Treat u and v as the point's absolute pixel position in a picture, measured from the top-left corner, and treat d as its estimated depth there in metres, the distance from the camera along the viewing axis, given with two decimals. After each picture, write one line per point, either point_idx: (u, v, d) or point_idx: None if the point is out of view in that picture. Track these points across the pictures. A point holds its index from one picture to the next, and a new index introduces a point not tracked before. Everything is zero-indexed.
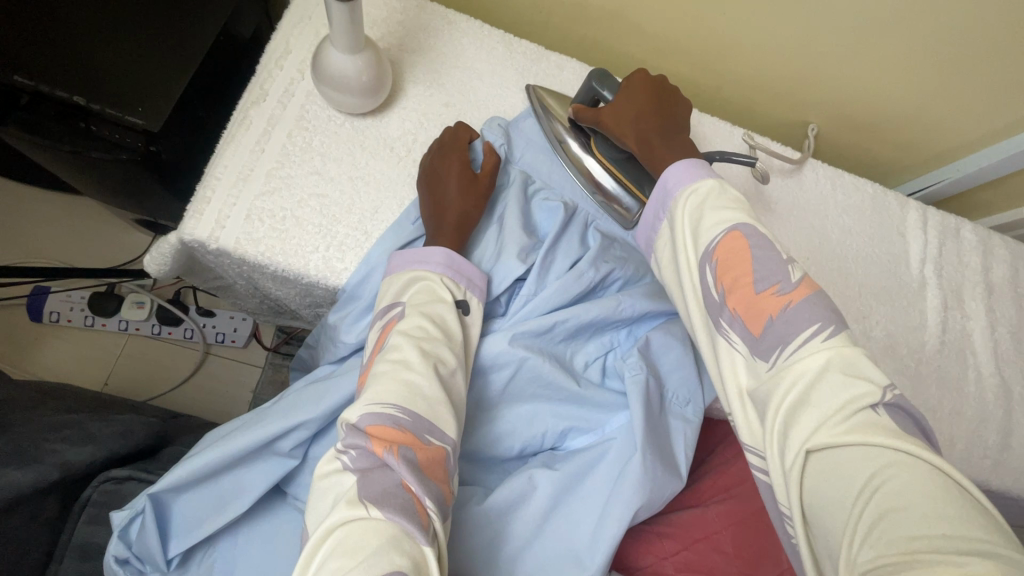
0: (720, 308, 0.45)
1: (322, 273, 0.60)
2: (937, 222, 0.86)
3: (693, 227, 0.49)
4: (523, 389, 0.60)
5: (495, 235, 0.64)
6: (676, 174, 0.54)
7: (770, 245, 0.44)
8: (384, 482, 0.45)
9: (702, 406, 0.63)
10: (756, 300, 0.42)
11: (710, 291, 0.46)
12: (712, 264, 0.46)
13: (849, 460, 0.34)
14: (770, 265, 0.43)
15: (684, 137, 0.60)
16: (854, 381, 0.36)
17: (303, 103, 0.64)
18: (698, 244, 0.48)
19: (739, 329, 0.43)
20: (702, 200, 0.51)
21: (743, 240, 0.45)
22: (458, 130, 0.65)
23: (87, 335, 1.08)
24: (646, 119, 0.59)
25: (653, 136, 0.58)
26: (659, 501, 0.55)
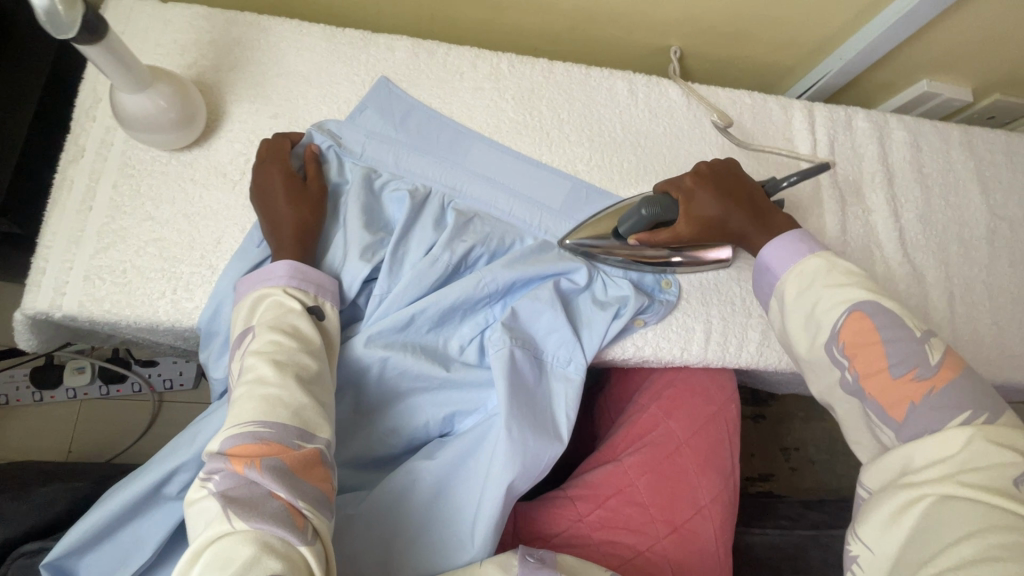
0: (857, 390, 0.51)
1: (174, 316, 0.60)
2: (825, 118, 0.82)
3: (807, 308, 0.55)
4: (398, 384, 0.60)
5: (342, 239, 0.63)
6: (780, 256, 0.59)
7: (901, 327, 0.50)
8: (250, 496, 0.43)
9: (585, 363, 0.63)
10: (895, 388, 0.49)
11: (846, 372, 0.52)
12: (842, 345, 0.52)
13: (969, 512, 0.40)
14: (905, 352, 0.49)
15: (767, 206, 0.63)
16: (1004, 451, 0.43)
17: (123, 149, 0.63)
18: (816, 321, 0.54)
19: (880, 412, 0.49)
20: (812, 279, 0.55)
21: (869, 323, 0.51)
22: (275, 143, 0.64)
23: (41, 409, 1.11)
24: (728, 216, 0.62)
25: (747, 230, 0.62)
26: (535, 469, 0.56)
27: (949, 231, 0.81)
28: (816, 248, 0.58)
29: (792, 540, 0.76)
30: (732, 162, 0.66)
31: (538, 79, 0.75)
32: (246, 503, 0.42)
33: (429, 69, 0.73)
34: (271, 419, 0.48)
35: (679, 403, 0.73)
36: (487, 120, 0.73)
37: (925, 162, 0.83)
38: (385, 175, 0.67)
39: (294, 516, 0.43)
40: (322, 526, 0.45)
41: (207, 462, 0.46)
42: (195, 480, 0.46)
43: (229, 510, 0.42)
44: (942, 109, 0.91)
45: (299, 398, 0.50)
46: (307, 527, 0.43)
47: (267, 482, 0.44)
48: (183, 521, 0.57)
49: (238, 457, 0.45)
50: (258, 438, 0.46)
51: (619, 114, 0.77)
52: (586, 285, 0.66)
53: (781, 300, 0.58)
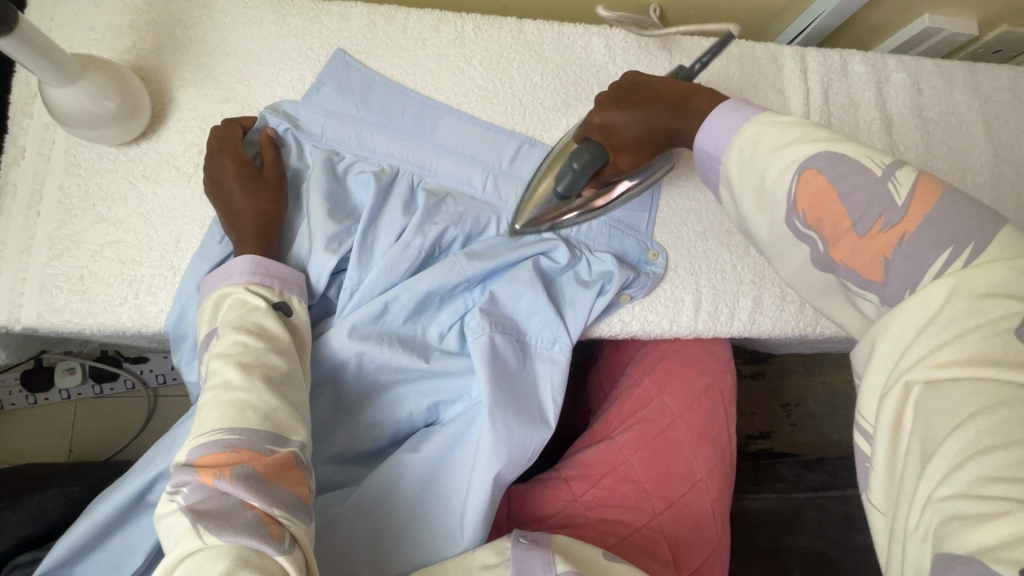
0: (828, 263, 0.43)
1: (139, 322, 0.57)
2: (818, 64, 0.76)
3: (757, 183, 0.45)
4: (377, 379, 0.58)
5: (307, 229, 0.60)
6: (714, 133, 0.49)
7: (861, 172, 0.41)
8: (222, 507, 0.40)
9: (570, 344, 0.61)
10: (864, 245, 0.40)
11: (814, 242, 0.43)
12: (801, 215, 0.43)
13: (955, 396, 0.32)
14: (870, 197, 0.40)
15: (684, 94, 0.55)
16: (987, 302, 0.34)
17: (66, 147, 0.59)
18: (770, 195, 0.44)
19: (854, 277, 0.41)
20: (753, 149, 0.46)
21: (825, 181, 0.42)
22: (226, 129, 0.60)
23: (35, 412, 1.10)
24: (649, 128, 0.56)
25: (669, 127, 0.55)
26: (523, 457, 0.55)
27: (953, 178, 0.76)
28: (747, 110, 0.48)
29: (789, 503, 0.77)
30: (632, 74, 0.59)
31: (506, 40, 0.70)
32: (216, 514, 0.40)
33: (388, 37, 0.68)
34: (240, 425, 0.45)
35: (671, 376, 0.71)
36: (455, 90, 0.68)
37: (926, 105, 0.78)
38: (349, 157, 0.63)
39: (269, 526, 0.41)
40: (301, 533, 0.43)
41: (175, 473, 0.43)
42: (164, 494, 0.43)
43: (199, 522, 0.39)
44: (945, 46, 0.85)
45: (268, 402, 0.47)
46: (283, 534, 0.41)
47: (239, 492, 0.41)
48: (157, 545, 0.56)
49: (208, 467, 0.42)
50: (228, 447, 0.43)
51: (595, 73, 0.72)
52: (568, 263, 0.63)
53: (728, 185, 0.49)
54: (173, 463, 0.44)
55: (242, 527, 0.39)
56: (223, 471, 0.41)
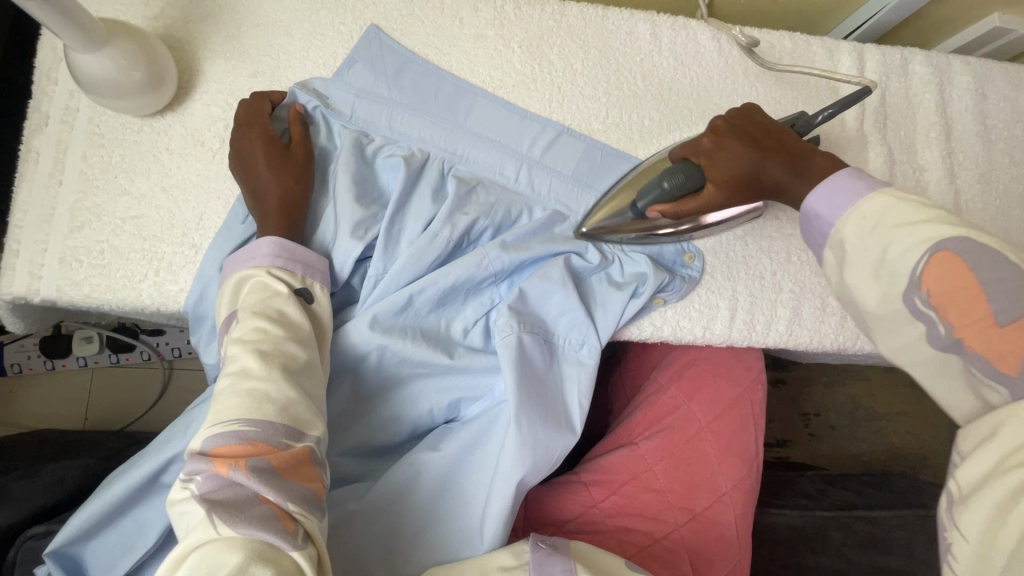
0: (949, 347, 0.39)
1: (158, 300, 0.56)
2: (876, 63, 0.72)
3: (875, 255, 0.43)
4: (398, 372, 0.56)
5: (332, 212, 0.58)
6: (831, 199, 0.47)
7: (1006, 263, 0.38)
8: (236, 499, 0.39)
9: (600, 347, 0.58)
10: (1002, 338, 0.37)
11: (934, 325, 0.40)
12: (925, 295, 0.40)
13: None
14: (1017, 289, 0.37)
15: (806, 149, 0.52)
16: None
17: (90, 116, 0.57)
18: (888, 269, 0.42)
19: (982, 366, 0.38)
20: (875, 220, 0.44)
21: (962, 264, 0.39)
22: (254, 104, 0.58)
23: (54, 378, 1.11)
24: (757, 170, 0.53)
25: (782, 180, 0.52)
26: (547, 463, 0.53)
27: (1014, 191, 0.71)
28: (867, 183, 0.46)
29: (812, 520, 0.74)
30: (749, 106, 0.56)
31: (547, 24, 0.67)
32: (232, 506, 0.38)
33: (424, 15, 0.65)
34: (256, 416, 0.43)
35: (700, 384, 0.68)
36: (490, 73, 0.65)
37: (990, 111, 0.73)
38: (379, 139, 0.61)
39: (283, 521, 0.39)
40: (315, 529, 0.41)
41: (189, 462, 0.41)
42: (178, 479, 0.41)
43: (215, 513, 0.38)
44: (1013, 48, 0.80)
45: (287, 394, 0.45)
46: (298, 529, 0.39)
47: (254, 484, 0.39)
48: (168, 529, 0.56)
49: (224, 457, 0.41)
50: (243, 439, 0.42)
51: (639, 62, 0.68)
52: (601, 263, 0.61)
53: (840, 250, 0.46)
54: (188, 451, 0.43)
55: (258, 521, 0.38)
56: (238, 462, 0.39)
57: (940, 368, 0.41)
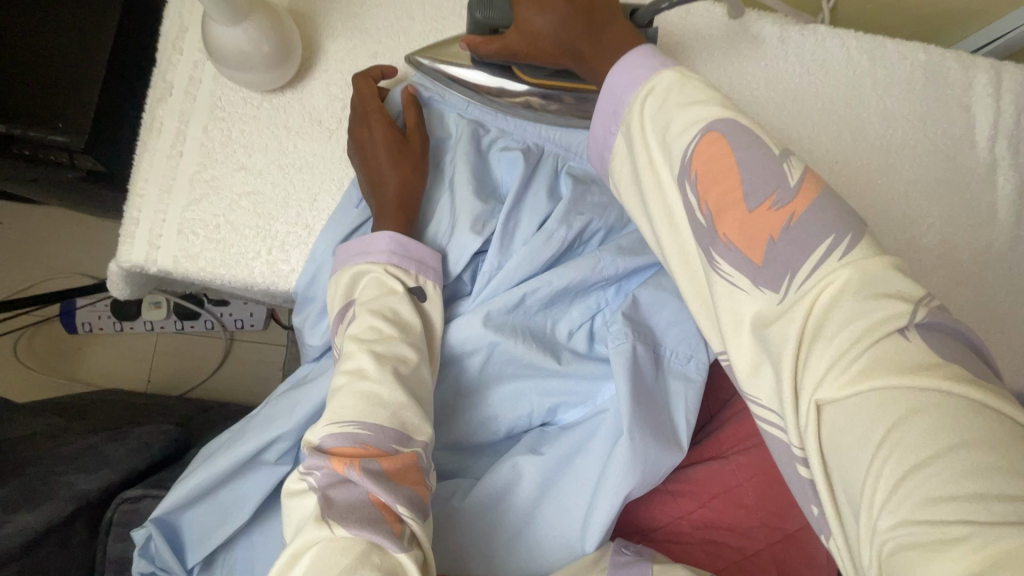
0: (707, 235, 0.34)
1: (270, 279, 0.56)
2: (1015, 81, 0.67)
3: (659, 131, 0.37)
4: (503, 370, 0.55)
5: (448, 204, 0.57)
6: (624, 70, 0.40)
7: (760, 144, 0.33)
8: (350, 500, 0.39)
9: (708, 362, 0.56)
10: (749, 221, 0.32)
11: (693, 213, 0.35)
12: (693, 179, 0.35)
13: (866, 412, 0.27)
14: (766, 168, 0.33)
15: (613, 14, 0.44)
16: (882, 299, 0.29)
17: (213, 88, 0.57)
18: (667, 155, 0.36)
19: (733, 257, 0.33)
20: (664, 96, 0.37)
21: (725, 143, 0.34)
22: (364, 85, 0.55)
23: (120, 339, 1.13)
24: (559, 24, 0.43)
25: (580, 44, 0.43)
26: (655, 479, 0.51)
27: None
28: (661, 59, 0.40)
29: None
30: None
31: None
32: (347, 503, 0.39)
33: None
34: (371, 420, 0.43)
35: None
36: None
37: None
38: (495, 130, 0.59)
39: (394, 525, 0.39)
40: (421, 531, 0.41)
41: (307, 456, 0.42)
42: (296, 470, 0.42)
43: (331, 510, 0.38)
44: None
45: (400, 398, 0.44)
46: (405, 531, 0.39)
47: (367, 487, 0.39)
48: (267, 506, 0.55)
49: (339, 456, 0.41)
50: (356, 441, 0.42)
51: (762, 67, 0.67)
52: None
53: (629, 132, 0.39)
54: (305, 444, 0.43)
55: (370, 523, 0.38)
56: (354, 463, 0.39)
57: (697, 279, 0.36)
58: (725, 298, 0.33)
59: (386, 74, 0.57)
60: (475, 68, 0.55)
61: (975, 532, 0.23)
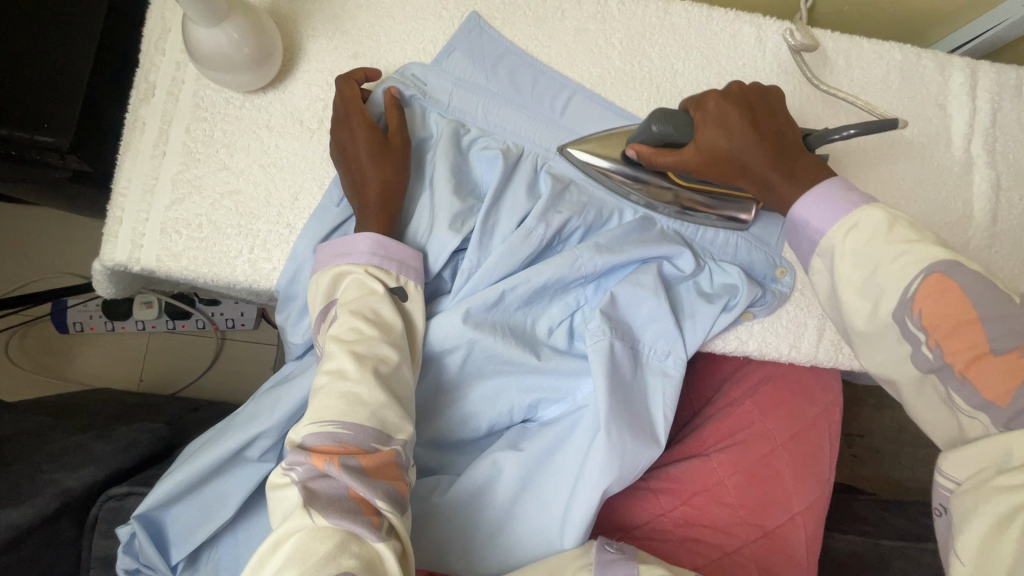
0: (934, 368, 0.41)
1: (251, 277, 0.56)
2: (990, 81, 0.68)
3: (867, 270, 0.43)
4: (482, 367, 0.56)
5: (429, 203, 0.57)
6: (816, 205, 0.47)
7: (999, 295, 0.39)
8: (329, 493, 0.40)
9: (685, 358, 0.57)
10: (990, 366, 0.39)
11: (920, 346, 0.42)
12: (916, 315, 0.41)
13: None
14: (1013, 323, 0.39)
15: (801, 151, 0.51)
16: None
17: (195, 88, 0.57)
18: (876, 285, 0.43)
19: (970, 392, 0.40)
20: (871, 233, 0.44)
21: (956, 289, 0.40)
22: (345, 88, 0.55)
23: (112, 338, 1.14)
24: (739, 153, 0.50)
25: (770, 175, 0.50)
26: (632, 473, 0.52)
27: None
28: (853, 196, 0.46)
29: (875, 549, 0.72)
30: (772, 89, 0.53)
31: (651, 21, 0.65)
32: (326, 496, 0.40)
33: (526, 5, 0.63)
34: (351, 420, 0.43)
35: (777, 402, 0.67)
36: (588, 69, 0.63)
37: None
38: (475, 130, 0.60)
39: (371, 517, 0.40)
40: (400, 524, 0.42)
41: (290, 451, 0.43)
42: (278, 467, 0.43)
43: (310, 502, 0.39)
44: None
45: (378, 397, 0.45)
46: (383, 523, 0.40)
47: (346, 481, 0.40)
48: (246, 497, 0.56)
49: (319, 452, 0.42)
50: (336, 439, 0.42)
51: (742, 66, 0.66)
52: (692, 273, 0.59)
53: (829, 259, 0.46)
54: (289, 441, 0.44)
55: (348, 514, 0.39)
56: (332, 459, 0.40)
57: (922, 393, 0.43)
58: (936, 413, 0.43)
59: (369, 76, 0.57)
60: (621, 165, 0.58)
61: None
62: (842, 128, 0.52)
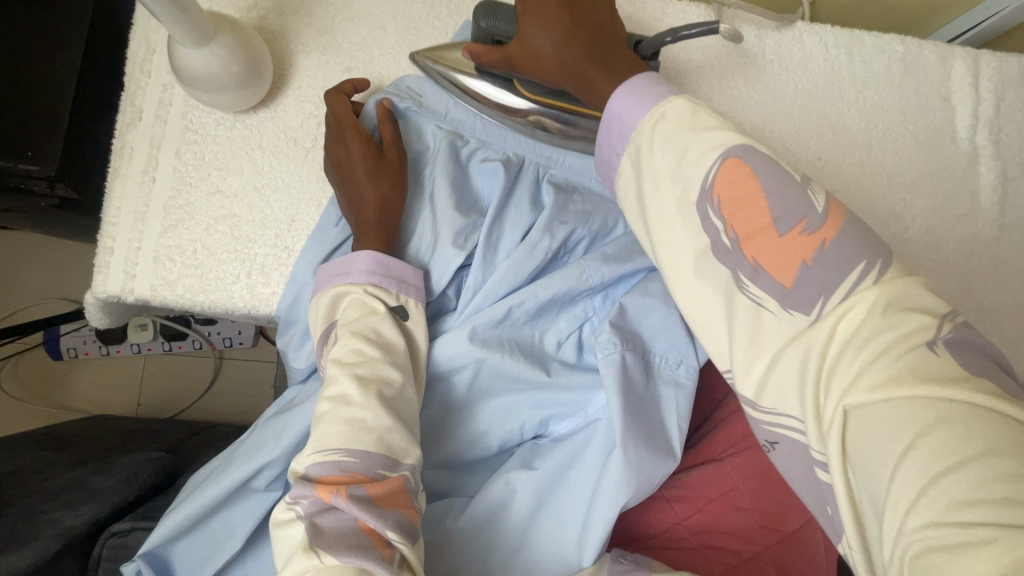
0: (730, 257, 0.34)
1: (250, 303, 0.55)
2: (992, 70, 0.67)
3: (672, 159, 0.37)
4: (492, 385, 0.55)
5: (430, 219, 0.56)
6: (631, 95, 0.39)
7: (782, 170, 0.34)
8: (338, 528, 0.38)
9: (699, 366, 0.56)
10: (776, 244, 0.33)
11: (717, 237, 0.35)
12: (716, 203, 0.35)
13: (890, 422, 0.28)
14: (792, 194, 0.33)
15: (620, 46, 0.45)
16: (895, 320, 0.30)
17: (184, 110, 0.56)
18: (682, 177, 0.36)
19: (766, 281, 0.33)
20: (677, 122, 0.37)
21: (747, 168, 0.34)
22: (335, 103, 0.54)
23: (107, 363, 1.12)
24: (563, 48, 0.44)
25: (589, 70, 0.44)
26: (650, 489, 0.50)
27: None
28: (659, 87, 0.39)
29: None
30: None
31: (650, 23, 0.63)
32: (334, 532, 0.38)
33: None
34: (356, 447, 0.42)
35: None
36: None
37: None
38: (474, 141, 0.59)
39: (383, 550, 0.38)
40: (413, 555, 0.39)
41: (294, 485, 0.41)
42: (283, 502, 0.41)
43: (318, 538, 0.37)
44: None
45: (385, 422, 0.43)
46: (395, 556, 0.38)
47: (355, 513, 0.39)
48: (255, 525, 0.55)
49: (325, 484, 0.40)
50: (342, 468, 0.41)
51: None
52: None
53: (637, 156, 0.39)
54: (291, 474, 0.42)
55: (358, 550, 0.37)
56: (338, 491, 0.39)
57: (695, 297, 0.36)
58: (743, 324, 0.34)
59: (359, 88, 0.56)
60: (482, 79, 0.55)
61: (998, 536, 0.23)
62: (670, 31, 0.50)
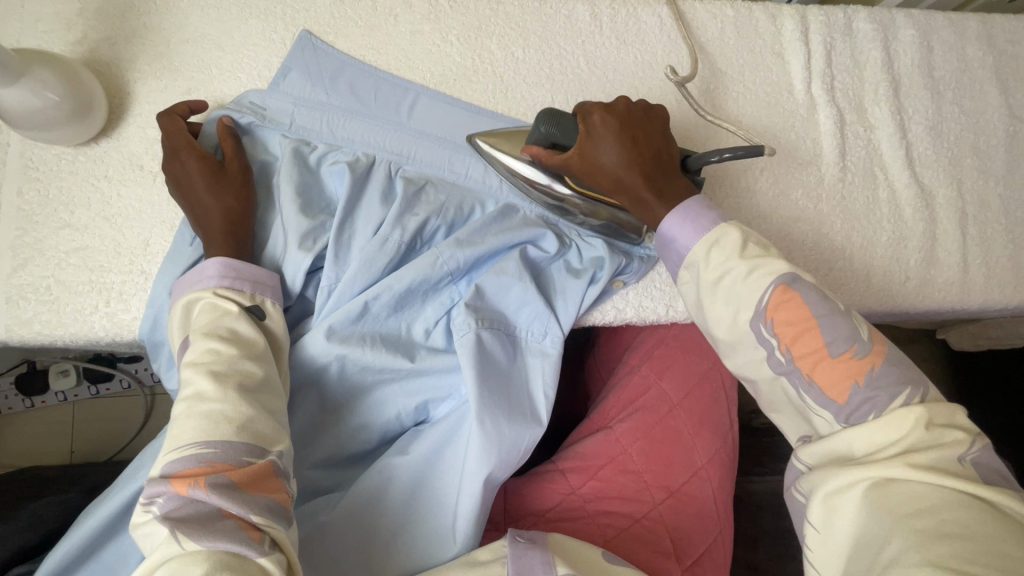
0: (790, 372, 0.45)
1: (111, 330, 0.55)
2: (819, 22, 0.71)
3: (714, 278, 0.48)
4: (361, 379, 0.56)
5: (281, 226, 0.57)
6: (678, 224, 0.50)
7: (830, 303, 0.44)
8: (198, 517, 0.37)
9: (562, 335, 0.58)
10: (830, 367, 0.43)
11: (774, 351, 0.45)
12: (769, 323, 0.45)
13: (914, 493, 0.36)
14: (842, 328, 0.43)
15: (678, 174, 0.53)
16: (942, 433, 0.39)
17: (24, 151, 0.57)
18: (734, 295, 0.46)
19: (818, 396, 0.43)
20: (729, 249, 0.47)
21: (799, 298, 0.44)
22: (169, 126, 0.55)
23: (33, 415, 1.10)
24: (625, 168, 0.52)
25: (645, 193, 0.52)
26: (515, 457, 0.53)
27: (962, 143, 0.71)
28: (699, 213, 0.50)
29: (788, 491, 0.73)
30: (657, 107, 0.55)
31: (486, 13, 0.65)
32: (192, 523, 0.37)
33: (356, 15, 0.63)
34: (214, 438, 0.41)
35: (669, 362, 0.70)
36: (429, 69, 0.64)
37: (936, 63, 0.72)
38: (321, 146, 0.60)
39: (249, 532, 0.38)
40: (283, 537, 0.40)
41: (149, 485, 0.40)
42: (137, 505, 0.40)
43: (177, 529, 0.36)
44: None
45: (244, 411, 0.43)
46: (264, 538, 0.38)
47: (216, 501, 0.38)
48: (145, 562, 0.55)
49: (182, 478, 0.39)
50: (201, 460, 0.40)
51: (582, 43, 0.67)
52: (558, 252, 0.60)
53: (695, 270, 0.49)
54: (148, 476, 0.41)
55: (221, 535, 0.37)
56: (196, 480, 0.38)
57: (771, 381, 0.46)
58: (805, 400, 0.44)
59: (195, 108, 0.57)
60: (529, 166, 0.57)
61: None
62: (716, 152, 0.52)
